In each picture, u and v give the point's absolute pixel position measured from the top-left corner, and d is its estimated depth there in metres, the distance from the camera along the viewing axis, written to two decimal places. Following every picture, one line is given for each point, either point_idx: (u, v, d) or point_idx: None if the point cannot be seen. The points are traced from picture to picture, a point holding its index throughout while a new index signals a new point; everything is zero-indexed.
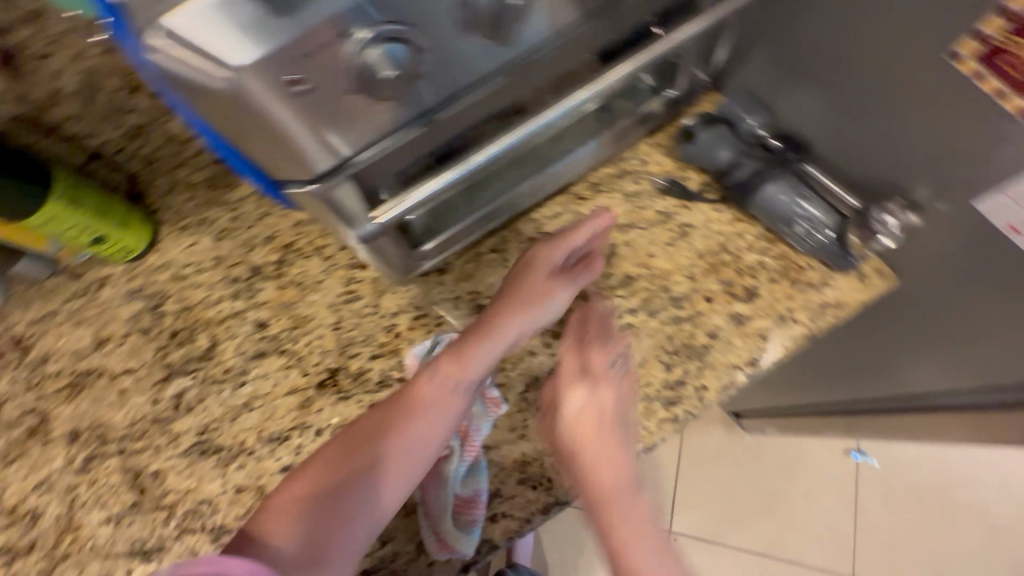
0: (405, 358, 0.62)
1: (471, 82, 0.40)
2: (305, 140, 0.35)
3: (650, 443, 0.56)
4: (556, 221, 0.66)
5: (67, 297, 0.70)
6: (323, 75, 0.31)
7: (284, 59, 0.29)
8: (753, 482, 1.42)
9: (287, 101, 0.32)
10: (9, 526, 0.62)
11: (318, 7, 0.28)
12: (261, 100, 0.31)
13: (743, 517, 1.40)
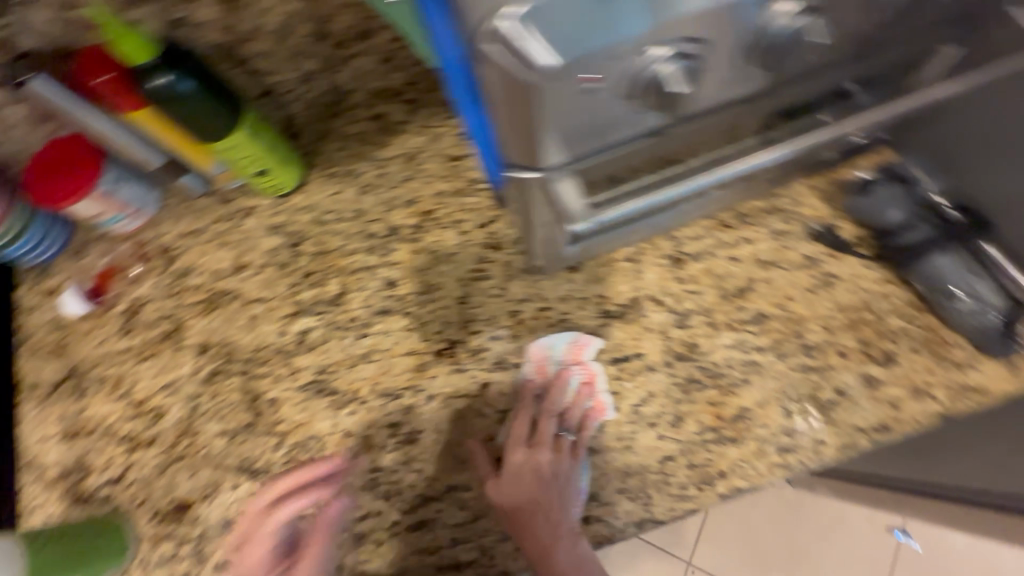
0: (529, 346, 0.63)
1: (719, 106, 0.40)
2: (564, 137, 0.36)
3: (758, 483, 0.56)
4: (696, 243, 0.65)
5: (215, 218, 0.75)
6: (614, 81, 0.32)
7: (593, 62, 0.30)
8: (787, 539, 1.38)
9: (574, 102, 0.32)
10: (135, 417, 0.67)
11: (643, 20, 0.29)
12: (555, 98, 0.31)
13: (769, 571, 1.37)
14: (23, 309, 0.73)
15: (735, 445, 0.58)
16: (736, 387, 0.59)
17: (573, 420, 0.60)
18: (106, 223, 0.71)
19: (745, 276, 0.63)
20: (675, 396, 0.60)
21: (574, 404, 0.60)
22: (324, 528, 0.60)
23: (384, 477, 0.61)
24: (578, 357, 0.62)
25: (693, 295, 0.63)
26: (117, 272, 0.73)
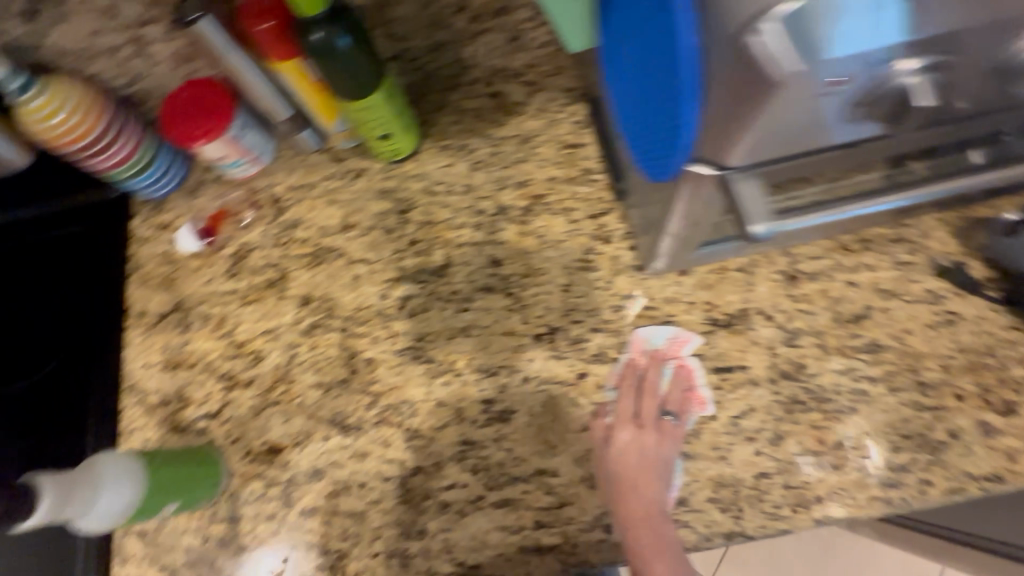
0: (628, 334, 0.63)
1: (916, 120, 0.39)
2: (776, 138, 0.36)
3: (855, 514, 0.55)
4: (813, 263, 0.64)
5: (326, 176, 0.76)
6: (848, 85, 0.32)
7: (843, 65, 0.30)
8: None
9: (808, 103, 0.32)
10: (235, 357, 0.69)
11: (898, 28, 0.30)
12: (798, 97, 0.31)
13: None
14: (138, 240, 0.76)
15: (835, 472, 0.56)
16: (842, 414, 0.58)
17: (673, 405, 0.60)
18: (225, 167, 0.74)
19: (863, 303, 0.62)
20: (776, 414, 0.59)
21: (671, 390, 0.61)
22: (409, 492, 0.61)
23: (473, 451, 0.61)
24: (676, 352, 0.62)
25: (805, 315, 0.62)
26: (228, 216, 0.75)
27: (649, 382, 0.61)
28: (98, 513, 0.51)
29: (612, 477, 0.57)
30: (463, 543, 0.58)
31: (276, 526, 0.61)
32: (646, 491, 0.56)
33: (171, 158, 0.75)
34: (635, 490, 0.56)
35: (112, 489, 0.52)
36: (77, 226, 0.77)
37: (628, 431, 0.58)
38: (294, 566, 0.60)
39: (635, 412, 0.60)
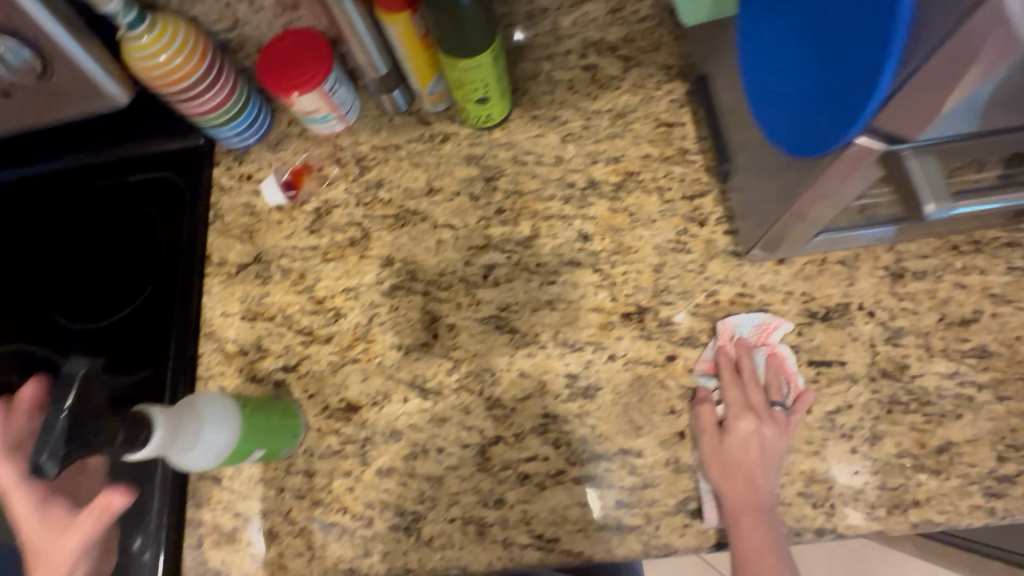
0: (725, 320, 0.61)
1: None
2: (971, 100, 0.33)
3: (956, 521, 0.53)
4: (921, 261, 0.61)
5: (412, 138, 0.75)
6: None
7: None
8: None
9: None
10: (315, 313, 0.68)
11: None
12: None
13: None
14: (219, 189, 0.76)
15: (936, 477, 0.54)
16: (945, 419, 0.56)
17: (778, 395, 0.58)
18: (313, 122, 0.72)
19: (972, 306, 0.59)
20: (875, 412, 0.57)
21: (773, 378, 0.59)
22: (489, 460, 0.60)
23: (555, 426, 0.60)
24: (764, 340, 0.60)
25: (910, 314, 0.60)
26: (311, 171, 0.75)
27: (749, 370, 0.59)
28: (201, 453, 0.51)
29: (725, 466, 0.55)
30: (542, 515, 0.57)
31: (351, 483, 0.61)
32: (756, 482, 0.54)
33: (258, 109, 0.74)
34: (750, 482, 0.54)
35: (215, 430, 0.51)
36: (162, 170, 0.77)
37: (743, 421, 0.56)
38: (368, 524, 0.59)
39: (745, 405, 0.58)
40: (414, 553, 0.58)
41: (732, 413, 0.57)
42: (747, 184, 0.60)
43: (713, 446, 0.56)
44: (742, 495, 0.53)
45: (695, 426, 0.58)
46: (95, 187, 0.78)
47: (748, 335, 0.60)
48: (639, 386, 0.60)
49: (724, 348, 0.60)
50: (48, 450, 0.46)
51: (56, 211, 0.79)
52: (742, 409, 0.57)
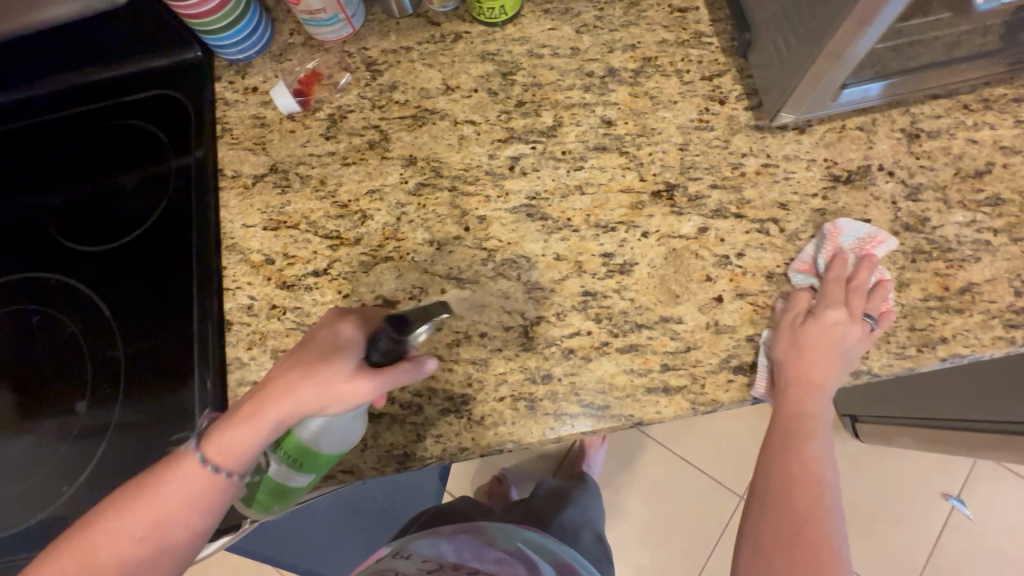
0: (836, 222, 0.60)
1: None
2: None
3: (981, 352, 0.56)
4: (935, 121, 0.63)
5: (422, 39, 0.73)
6: None
7: None
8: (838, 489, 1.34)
9: None
10: (341, 218, 0.67)
11: None
12: None
13: None
14: (223, 103, 0.73)
15: (959, 315, 0.57)
16: (966, 262, 0.59)
17: (875, 311, 0.56)
18: (318, 26, 0.70)
19: (985, 159, 0.62)
20: (900, 262, 0.59)
21: (874, 291, 0.57)
22: (533, 340, 0.61)
23: (596, 302, 0.61)
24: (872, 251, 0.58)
25: (927, 171, 0.62)
26: (321, 79, 0.72)
27: (856, 277, 0.57)
28: (335, 424, 0.51)
29: (801, 346, 0.55)
30: (590, 385, 0.59)
31: None
32: (821, 368, 0.54)
33: (249, 33, 0.70)
34: (819, 364, 0.55)
35: (353, 427, 0.53)
36: (163, 87, 0.76)
37: (833, 314, 0.55)
38: (418, 411, 0.60)
39: (841, 300, 0.56)
40: (467, 433, 0.59)
41: (825, 303, 0.57)
42: (770, 55, 0.61)
43: (796, 326, 0.56)
44: (806, 374, 0.55)
45: (784, 308, 0.58)
46: (94, 112, 0.77)
47: (865, 248, 0.58)
48: (675, 258, 0.62)
49: (838, 252, 0.59)
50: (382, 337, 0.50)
51: (59, 143, 0.77)
52: (837, 302, 0.56)
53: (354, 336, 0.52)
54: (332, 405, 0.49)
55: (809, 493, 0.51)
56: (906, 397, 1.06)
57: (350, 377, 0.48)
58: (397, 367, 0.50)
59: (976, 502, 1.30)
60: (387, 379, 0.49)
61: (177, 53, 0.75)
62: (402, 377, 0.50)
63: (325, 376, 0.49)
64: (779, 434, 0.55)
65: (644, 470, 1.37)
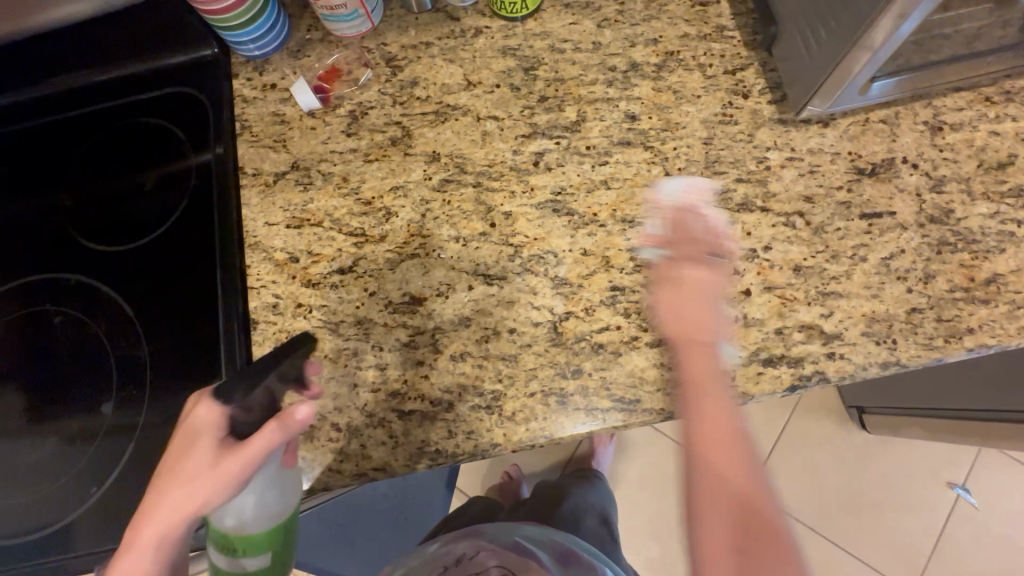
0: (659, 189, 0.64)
1: None
2: None
3: (1006, 342, 0.57)
4: (958, 114, 0.64)
5: (442, 34, 0.73)
6: None
7: None
8: (846, 479, 1.35)
9: None
10: (365, 215, 0.67)
11: None
12: None
13: (799, 508, 1.34)
14: (242, 100, 0.72)
15: (985, 306, 0.58)
16: (990, 253, 0.59)
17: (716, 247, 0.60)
18: (338, 22, 0.69)
19: (1007, 151, 0.62)
20: (926, 254, 0.60)
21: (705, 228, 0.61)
22: (563, 335, 0.61)
23: (624, 296, 0.61)
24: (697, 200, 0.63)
25: (951, 163, 0.63)
26: (340, 75, 0.72)
27: (694, 230, 0.61)
28: (258, 501, 0.47)
29: (679, 313, 0.57)
30: (620, 379, 0.59)
31: (426, 371, 0.61)
32: (715, 329, 0.56)
33: (268, 30, 0.70)
34: (710, 331, 0.56)
35: (280, 492, 0.49)
36: (178, 85, 0.75)
37: (688, 266, 0.58)
38: (448, 408, 0.60)
39: (688, 255, 0.59)
40: (499, 429, 0.59)
41: (682, 258, 0.59)
42: (796, 49, 0.61)
43: (669, 297, 0.58)
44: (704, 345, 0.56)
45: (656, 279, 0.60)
46: (108, 111, 0.76)
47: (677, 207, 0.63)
48: None
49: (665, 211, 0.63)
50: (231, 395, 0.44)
51: (77, 144, 0.77)
52: (691, 258, 0.59)
53: (199, 420, 0.45)
54: (214, 502, 0.44)
55: (729, 454, 0.51)
56: (912, 387, 1.09)
57: (215, 468, 0.44)
58: (265, 434, 0.45)
59: (982, 490, 1.32)
60: (256, 450, 0.44)
61: (192, 49, 0.73)
62: (277, 440, 0.45)
63: (189, 477, 0.44)
64: (688, 405, 0.54)
65: (655, 464, 1.37)
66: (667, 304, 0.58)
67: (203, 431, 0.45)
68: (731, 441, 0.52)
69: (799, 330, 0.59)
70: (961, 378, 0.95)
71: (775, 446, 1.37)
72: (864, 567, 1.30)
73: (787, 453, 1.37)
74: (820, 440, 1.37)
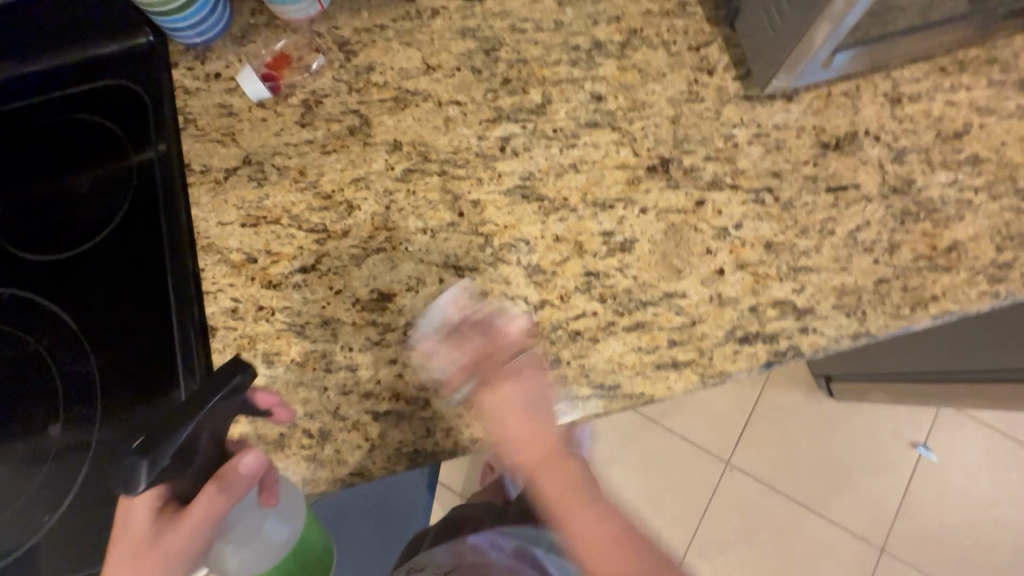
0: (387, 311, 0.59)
1: None
2: None
3: (968, 308, 0.58)
4: (915, 85, 0.65)
5: (397, 16, 0.69)
6: None
7: None
8: (816, 445, 1.39)
9: None
10: (325, 210, 0.63)
11: None
12: None
13: (772, 476, 1.37)
14: (183, 92, 0.67)
15: (948, 273, 0.59)
16: (951, 221, 0.61)
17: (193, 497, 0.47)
18: (284, 4, 0.65)
19: (963, 120, 0.64)
20: (890, 225, 0.61)
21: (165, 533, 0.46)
22: (538, 324, 0.59)
23: (599, 281, 0.60)
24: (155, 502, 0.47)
25: (911, 134, 0.64)
26: (290, 62, 0.68)
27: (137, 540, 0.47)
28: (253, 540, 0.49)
29: (513, 407, 0.56)
30: (599, 365, 0.58)
31: (400, 369, 0.59)
32: (541, 418, 0.57)
33: (207, 15, 0.65)
34: (527, 416, 0.56)
35: (278, 521, 0.50)
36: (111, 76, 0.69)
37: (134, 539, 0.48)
38: (426, 406, 0.58)
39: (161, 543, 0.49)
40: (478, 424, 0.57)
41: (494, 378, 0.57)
42: (759, 23, 0.61)
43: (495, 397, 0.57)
44: (537, 468, 0.58)
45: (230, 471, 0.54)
46: (34, 107, 0.70)
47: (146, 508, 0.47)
48: (672, 231, 0.61)
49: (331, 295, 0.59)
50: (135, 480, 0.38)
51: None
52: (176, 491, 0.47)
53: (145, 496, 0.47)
54: (184, 566, 0.47)
55: (557, 480, 0.58)
56: (874, 356, 1.12)
57: (166, 540, 0.46)
58: (204, 496, 0.46)
59: (942, 448, 1.38)
60: (199, 517, 0.45)
61: (124, 37, 0.68)
62: (220, 502, 0.46)
63: (150, 548, 0.46)
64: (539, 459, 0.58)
65: (635, 443, 1.39)
66: (503, 401, 0.56)
67: (151, 503, 0.48)
68: (544, 461, 0.58)
69: (773, 306, 0.59)
70: (921, 342, 0.98)
71: (750, 418, 1.40)
72: (835, 530, 1.34)
73: (761, 424, 1.40)
74: (789, 408, 1.41)
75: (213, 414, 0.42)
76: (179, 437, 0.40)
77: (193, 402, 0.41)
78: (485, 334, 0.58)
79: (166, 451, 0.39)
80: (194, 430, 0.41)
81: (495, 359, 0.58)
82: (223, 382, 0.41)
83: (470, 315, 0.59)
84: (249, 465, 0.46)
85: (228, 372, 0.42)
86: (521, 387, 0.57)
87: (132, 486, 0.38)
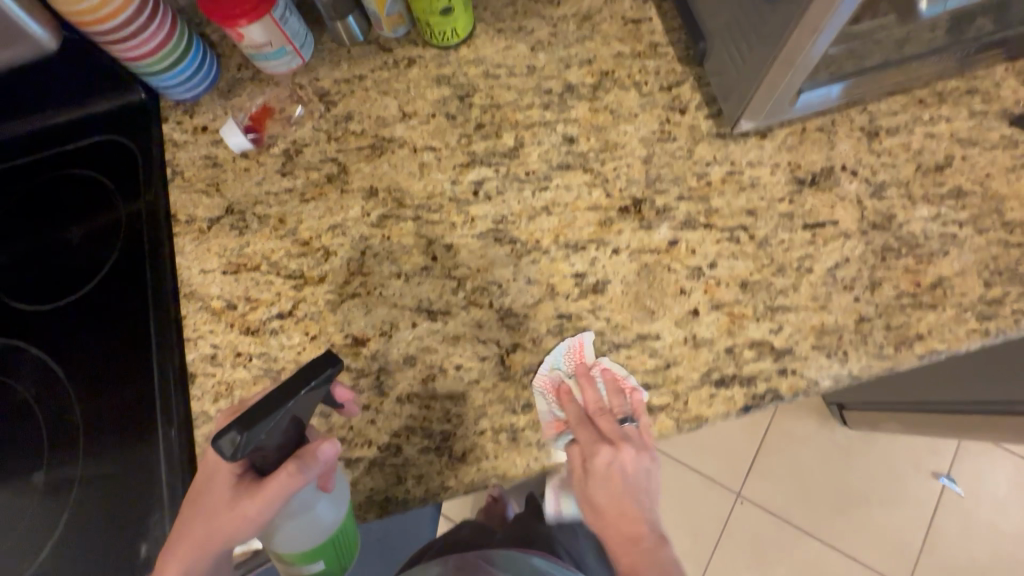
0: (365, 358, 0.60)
1: None
2: None
3: (956, 347, 0.56)
4: (892, 118, 0.64)
5: (375, 66, 0.71)
6: None
7: None
8: (833, 477, 1.34)
9: None
10: (303, 256, 0.65)
11: None
12: None
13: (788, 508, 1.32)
14: (172, 144, 0.69)
15: (933, 310, 0.57)
16: (934, 257, 0.59)
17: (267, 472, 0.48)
18: (265, 59, 0.68)
19: (944, 153, 0.62)
20: (871, 262, 0.59)
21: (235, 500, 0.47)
22: (510, 368, 0.59)
23: (571, 324, 0.60)
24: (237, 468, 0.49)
25: (889, 168, 0.62)
26: (272, 113, 0.70)
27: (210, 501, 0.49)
28: (304, 522, 0.48)
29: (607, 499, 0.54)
30: (572, 410, 0.57)
31: (372, 416, 0.59)
32: (633, 514, 0.53)
33: (192, 72, 0.68)
34: (634, 511, 0.53)
35: (329, 508, 0.50)
36: (105, 132, 0.73)
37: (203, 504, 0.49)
38: (397, 452, 0.57)
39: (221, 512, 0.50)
40: (450, 471, 0.56)
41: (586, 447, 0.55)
42: (725, 65, 0.61)
43: (580, 486, 0.55)
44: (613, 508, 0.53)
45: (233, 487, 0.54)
46: (34, 165, 0.74)
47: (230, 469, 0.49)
48: (644, 272, 0.61)
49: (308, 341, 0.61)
50: (235, 448, 0.38)
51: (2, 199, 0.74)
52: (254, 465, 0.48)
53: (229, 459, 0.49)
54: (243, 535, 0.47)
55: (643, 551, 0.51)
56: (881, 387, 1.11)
57: (236, 509, 0.46)
58: (283, 473, 0.45)
59: (968, 478, 1.31)
60: (274, 492, 0.45)
61: (118, 94, 0.72)
62: (297, 481, 0.45)
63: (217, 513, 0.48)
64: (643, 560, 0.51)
65: None
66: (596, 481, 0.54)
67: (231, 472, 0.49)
68: (640, 540, 0.52)
69: (750, 347, 0.58)
70: (929, 373, 0.94)
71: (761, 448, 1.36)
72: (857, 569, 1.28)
73: (770, 455, 1.36)
74: (802, 438, 1.36)
75: (307, 401, 0.42)
76: (271, 420, 0.39)
77: (292, 381, 0.41)
78: (830, 298, 0.58)
79: (260, 427, 0.39)
80: (289, 409, 0.40)
81: (597, 420, 0.56)
82: (326, 368, 0.41)
83: (821, 278, 0.59)
84: (323, 451, 0.46)
85: (323, 362, 0.41)
86: (636, 460, 0.55)
87: (233, 453, 0.39)
